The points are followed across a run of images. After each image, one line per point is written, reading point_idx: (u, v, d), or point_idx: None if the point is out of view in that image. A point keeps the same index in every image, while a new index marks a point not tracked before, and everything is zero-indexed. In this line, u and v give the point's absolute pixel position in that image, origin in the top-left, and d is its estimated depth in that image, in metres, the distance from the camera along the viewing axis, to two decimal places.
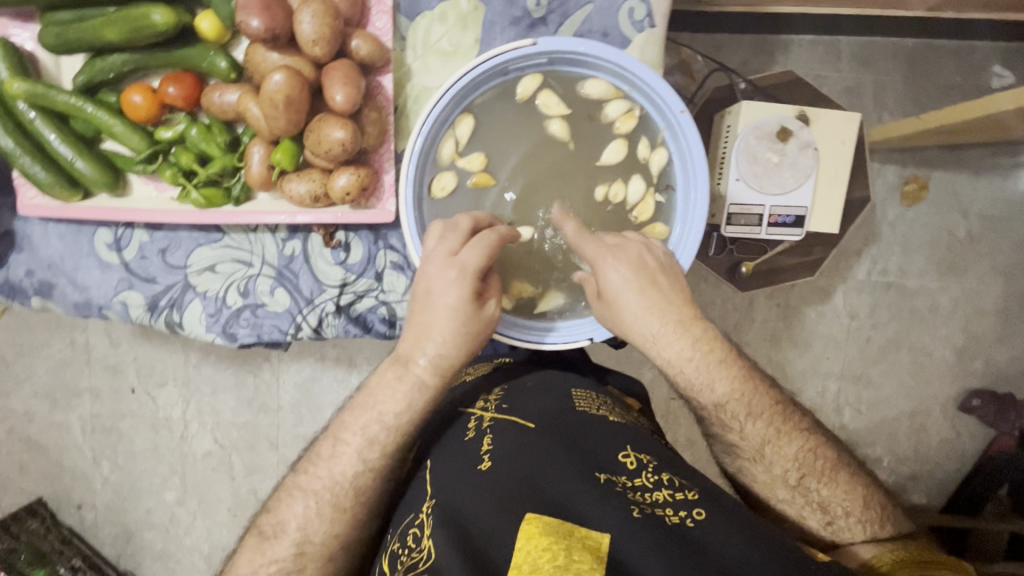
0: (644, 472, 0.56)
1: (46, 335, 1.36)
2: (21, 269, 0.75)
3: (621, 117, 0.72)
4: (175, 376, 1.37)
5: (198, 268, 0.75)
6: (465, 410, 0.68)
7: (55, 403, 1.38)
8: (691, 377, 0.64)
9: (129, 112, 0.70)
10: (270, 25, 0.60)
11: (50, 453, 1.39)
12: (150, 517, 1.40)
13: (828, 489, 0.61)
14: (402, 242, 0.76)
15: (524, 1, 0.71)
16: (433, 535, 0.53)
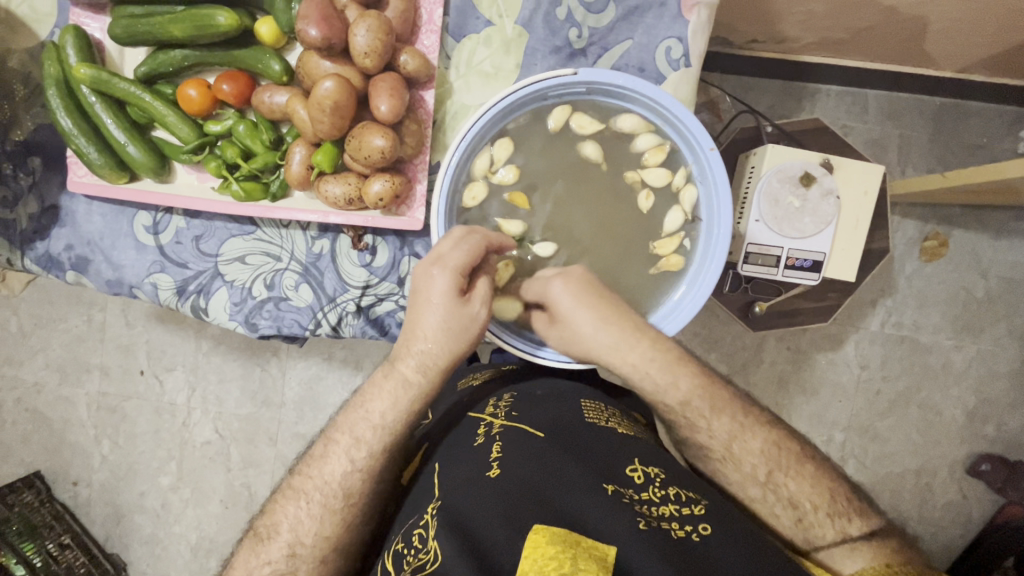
0: (652, 486, 0.57)
1: (65, 310, 1.39)
2: (61, 243, 0.78)
3: (651, 151, 0.74)
4: (184, 362, 1.40)
5: (228, 257, 0.78)
6: (474, 415, 0.69)
7: (64, 378, 1.40)
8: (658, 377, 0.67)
9: (182, 104, 0.73)
10: (326, 35, 0.64)
11: (53, 426, 1.41)
12: (142, 501, 1.41)
13: (791, 479, 0.63)
14: (427, 250, 0.78)
15: (566, 32, 0.73)
16: (439, 537, 0.53)
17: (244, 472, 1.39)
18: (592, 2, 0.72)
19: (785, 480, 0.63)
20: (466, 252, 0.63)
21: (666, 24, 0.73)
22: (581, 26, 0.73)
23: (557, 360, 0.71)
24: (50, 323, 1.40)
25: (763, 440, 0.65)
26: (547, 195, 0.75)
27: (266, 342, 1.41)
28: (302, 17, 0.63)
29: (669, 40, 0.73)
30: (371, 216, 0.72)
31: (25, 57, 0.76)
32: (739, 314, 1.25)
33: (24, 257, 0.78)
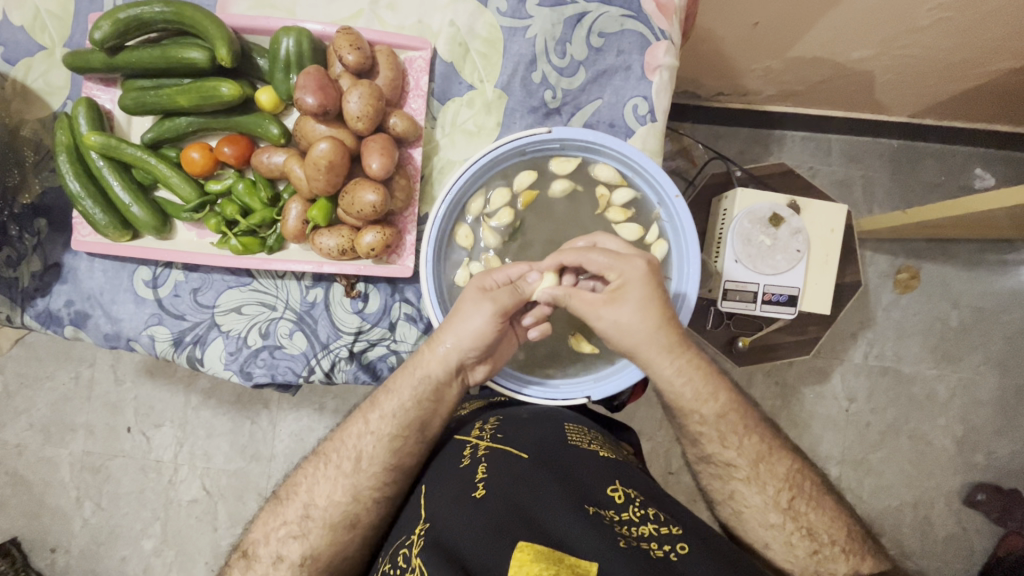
0: (631, 506, 0.59)
1: (51, 368, 1.39)
2: (62, 298, 0.81)
3: (620, 208, 0.79)
4: (173, 418, 1.39)
5: (225, 308, 0.80)
6: (461, 437, 0.71)
7: (48, 438, 1.38)
8: (698, 385, 0.69)
9: (186, 166, 0.78)
10: (320, 103, 0.69)
11: (33, 489, 1.37)
12: (124, 566, 1.37)
13: (814, 511, 0.66)
14: (417, 296, 0.81)
15: (542, 94, 0.80)
16: (422, 554, 0.56)
17: (232, 531, 1.36)
18: (564, 66, 0.80)
19: (804, 507, 0.66)
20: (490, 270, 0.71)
21: (632, 85, 0.80)
22: (555, 88, 0.80)
23: (546, 400, 0.75)
24: (36, 381, 1.40)
25: (789, 467, 0.69)
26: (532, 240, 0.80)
27: (257, 395, 1.41)
28: (299, 87, 0.69)
29: (635, 98, 0.80)
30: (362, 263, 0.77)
31: (37, 126, 0.81)
32: (724, 348, 1.29)
33: (24, 313, 0.81)
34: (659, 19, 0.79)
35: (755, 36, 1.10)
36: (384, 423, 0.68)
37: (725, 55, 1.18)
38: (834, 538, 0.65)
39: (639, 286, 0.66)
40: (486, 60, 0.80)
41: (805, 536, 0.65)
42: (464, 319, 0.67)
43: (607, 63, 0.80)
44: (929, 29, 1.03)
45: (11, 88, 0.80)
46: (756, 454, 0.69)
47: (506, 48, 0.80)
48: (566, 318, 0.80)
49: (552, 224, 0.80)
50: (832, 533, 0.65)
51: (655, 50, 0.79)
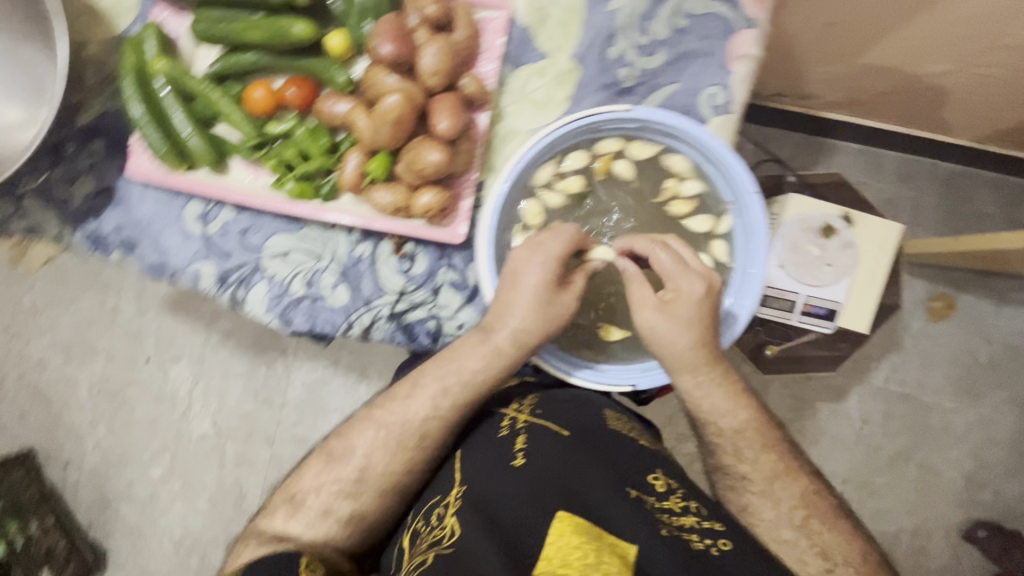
0: (671, 496, 0.61)
1: (79, 291, 1.42)
2: (112, 224, 0.81)
3: (686, 200, 0.71)
4: (191, 354, 1.41)
5: (272, 252, 0.80)
6: (501, 409, 0.73)
7: (70, 358, 1.42)
8: (717, 400, 0.70)
9: (248, 103, 0.76)
10: (397, 55, 0.67)
11: (52, 406, 1.42)
12: (131, 491, 1.41)
13: (827, 532, 0.66)
14: (464, 264, 0.79)
15: (618, 70, 0.77)
16: (459, 516, 0.61)
17: (238, 471, 1.39)
18: (644, 45, 0.77)
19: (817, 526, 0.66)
20: (563, 243, 0.67)
21: (711, 72, 0.77)
22: (632, 66, 0.77)
23: (591, 382, 0.73)
24: (64, 303, 1.43)
25: (805, 487, 0.69)
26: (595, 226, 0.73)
27: (275, 342, 1.42)
28: (376, 36, 0.68)
29: (713, 86, 0.77)
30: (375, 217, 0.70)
31: (100, 45, 0.79)
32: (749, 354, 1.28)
33: (73, 234, 0.81)
34: (749, 5, 0.76)
35: (831, 37, 1.06)
36: (444, 395, 0.69)
37: (794, 54, 1.14)
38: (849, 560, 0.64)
39: (691, 303, 0.66)
40: (564, 28, 0.77)
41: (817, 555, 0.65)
42: (540, 292, 0.66)
43: (689, 46, 0.77)
44: (1013, 50, 0.98)
45: (79, 3, 0.79)
46: (773, 470, 0.69)
47: (587, 19, 0.77)
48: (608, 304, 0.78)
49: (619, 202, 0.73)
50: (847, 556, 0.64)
51: (742, 39, 0.76)
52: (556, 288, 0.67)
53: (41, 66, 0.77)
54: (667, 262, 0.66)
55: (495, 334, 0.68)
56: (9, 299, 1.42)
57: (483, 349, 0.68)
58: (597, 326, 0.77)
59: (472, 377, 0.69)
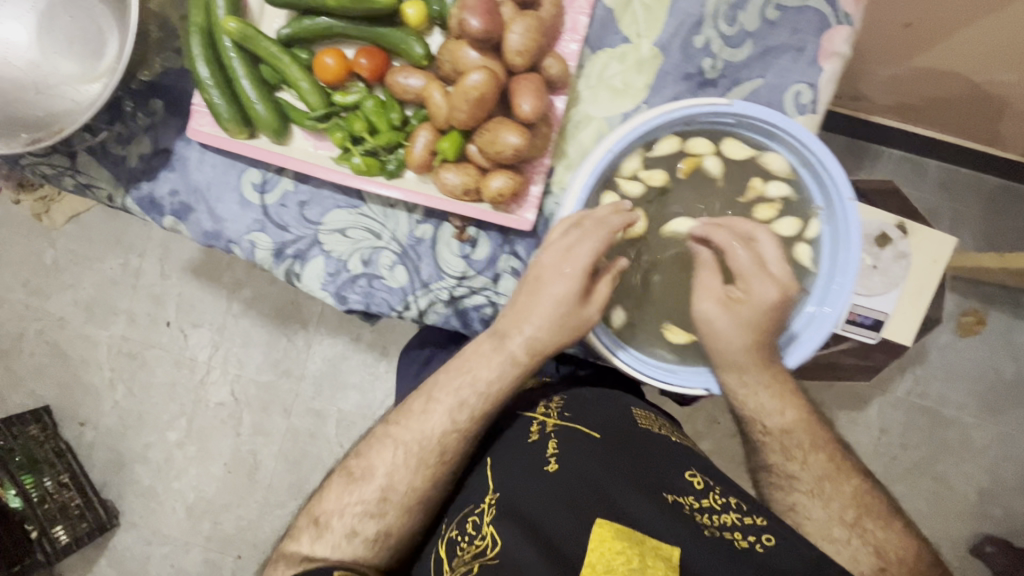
0: (711, 494, 0.61)
1: (104, 250, 1.41)
2: (167, 187, 0.79)
3: (770, 204, 0.67)
4: (213, 320, 1.41)
5: (330, 227, 0.78)
6: (526, 413, 0.73)
7: (91, 316, 1.42)
8: (763, 400, 0.65)
9: (317, 72, 0.74)
10: (484, 28, 0.63)
11: (71, 362, 1.42)
12: (146, 452, 1.41)
13: (882, 533, 0.62)
14: (527, 252, 0.77)
15: (701, 61, 0.74)
16: (495, 525, 0.61)
17: (253, 439, 1.39)
18: (731, 35, 0.74)
19: (872, 525, 0.63)
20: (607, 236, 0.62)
21: (799, 69, 0.74)
22: (716, 58, 0.74)
23: (661, 382, 0.65)
24: (88, 262, 1.42)
25: (855, 484, 0.65)
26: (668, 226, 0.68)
27: (296, 314, 1.41)
28: (464, 8, 0.63)
29: (800, 84, 0.74)
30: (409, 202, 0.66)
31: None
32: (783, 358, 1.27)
33: (127, 195, 0.79)
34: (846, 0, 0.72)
35: (901, 39, 1.02)
36: (467, 413, 0.66)
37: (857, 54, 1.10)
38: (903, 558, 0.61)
39: (756, 309, 0.63)
40: (649, 13, 0.74)
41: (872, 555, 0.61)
42: (559, 298, 0.63)
43: (778, 40, 0.74)
44: None
45: None
46: (822, 466, 0.65)
47: (673, 4, 0.74)
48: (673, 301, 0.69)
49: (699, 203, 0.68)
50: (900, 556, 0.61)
51: (835, 35, 0.73)
52: (583, 299, 0.64)
53: (104, 23, 0.78)
54: (745, 260, 0.63)
55: (510, 343, 0.66)
56: (32, 254, 1.42)
57: (498, 357, 0.66)
58: (657, 325, 0.69)
59: (488, 389, 0.66)
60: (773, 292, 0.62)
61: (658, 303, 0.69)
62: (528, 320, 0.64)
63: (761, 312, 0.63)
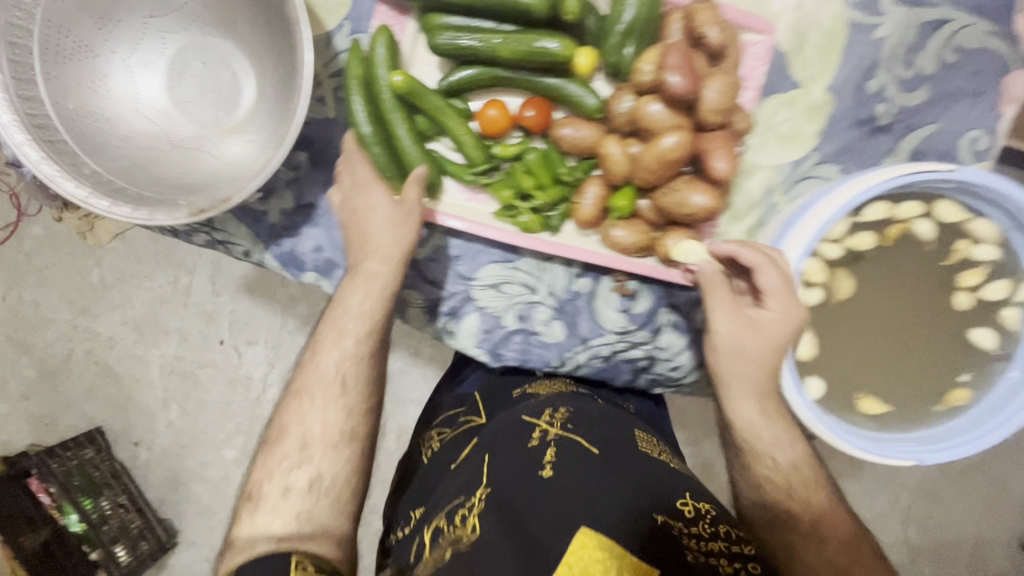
0: (702, 521, 0.56)
1: (152, 267, 1.31)
2: (310, 243, 0.75)
3: (975, 268, 0.62)
4: (267, 338, 1.31)
5: (483, 283, 0.75)
6: (528, 418, 0.69)
7: (140, 336, 1.32)
8: (779, 432, 0.63)
9: (478, 124, 0.70)
10: (686, 87, 0.59)
11: (122, 383, 1.33)
12: (204, 471, 1.32)
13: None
14: (689, 305, 0.75)
15: (874, 106, 0.71)
16: (483, 518, 0.58)
17: None
18: (907, 80, 0.71)
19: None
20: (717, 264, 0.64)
21: (976, 114, 0.71)
22: (890, 102, 0.71)
23: (868, 454, 0.60)
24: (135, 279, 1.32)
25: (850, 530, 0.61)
26: (866, 294, 0.63)
27: None
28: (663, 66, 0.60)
29: (976, 130, 0.71)
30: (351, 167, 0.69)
31: None
32: None
33: (265, 251, 0.75)
34: None
35: None
36: (353, 339, 0.69)
37: None
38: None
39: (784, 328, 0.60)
40: (823, 55, 0.71)
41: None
42: (384, 217, 0.68)
43: (955, 84, 0.71)
44: None
45: None
46: (844, 531, 0.60)
47: (848, 47, 0.71)
48: (866, 370, 0.65)
49: (896, 269, 0.63)
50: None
51: (1015, 81, 0.70)
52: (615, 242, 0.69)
53: (238, 67, 0.72)
54: (776, 280, 0.59)
55: (365, 264, 0.69)
56: (77, 272, 1.32)
57: (360, 286, 0.69)
58: (848, 394, 0.65)
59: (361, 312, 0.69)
60: (788, 327, 0.60)
61: (850, 369, 0.64)
62: (370, 241, 0.68)
63: (771, 343, 0.61)
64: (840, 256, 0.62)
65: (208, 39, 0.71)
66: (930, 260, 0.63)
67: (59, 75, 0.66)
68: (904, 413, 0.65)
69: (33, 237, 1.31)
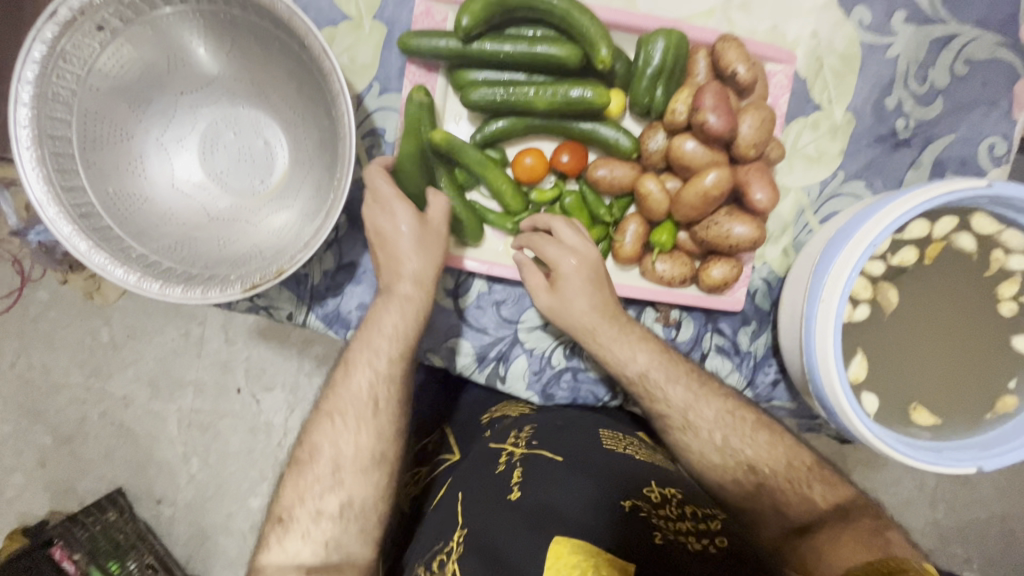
0: (670, 504, 0.58)
1: (162, 319, 1.16)
2: (354, 301, 0.75)
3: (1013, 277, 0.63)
4: (285, 382, 1.17)
5: (529, 325, 0.76)
6: (496, 445, 0.68)
7: (156, 392, 1.18)
8: (681, 391, 0.68)
9: (516, 172, 0.71)
10: (724, 126, 0.62)
11: (139, 443, 1.18)
12: (231, 524, 1.18)
13: (783, 490, 0.64)
14: (733, 328, 0.76)
15: (893, 121, 0.74)
16: (462, 561, 0.55)
17: None
18: (922, 94, 0.73)
19: (812, 493, 0.64)
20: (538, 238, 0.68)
21: (991, 122, 0.74)
22: (908, 117, 0.74)
23: (929, 463, 0.60)
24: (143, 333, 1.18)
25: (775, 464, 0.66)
26: (913, 306, 0.65)
27: None
28: (700, 106, 0.62)
29: (994, 136, 0.74)
30: (381, 191, 0.67)
31: None
32: None
33: (309, 313, 0.75)
34: None
35: None
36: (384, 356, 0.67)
37: None
38: (818, 514, 0.62)
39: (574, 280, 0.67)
40: (839, 78, 0.73)
41: (777, 515, 0.64)
42: (410, 239, 0.67)
43: (968, 95, 0.73)
44: None
45: None
46: (769, 455, 0.66)
47: (863, 68, 0.73)
48: (918, 382, 0.65)
49: (936, 283, 0.65)
50: (820, 518, 0.62)
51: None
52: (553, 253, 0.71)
53: (270, 134, 0.72)
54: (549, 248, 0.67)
55: (398, 287, 0.68)
56: (87, 333, 1.16)
57: (393, 304, 0.68)
58: (902, 404, 0.65)
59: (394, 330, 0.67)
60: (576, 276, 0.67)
61: (900, 382, 0.65)
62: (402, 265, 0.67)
63: (581, 304, 0.68)
64: (884, 272, 0.64)
65: (238, 110, 0.72)
66: (970, 270, 0.64)
67: (100, 163, 0.66)
68: (955, 421, 0.65)
69: (37, 301, 1.15)
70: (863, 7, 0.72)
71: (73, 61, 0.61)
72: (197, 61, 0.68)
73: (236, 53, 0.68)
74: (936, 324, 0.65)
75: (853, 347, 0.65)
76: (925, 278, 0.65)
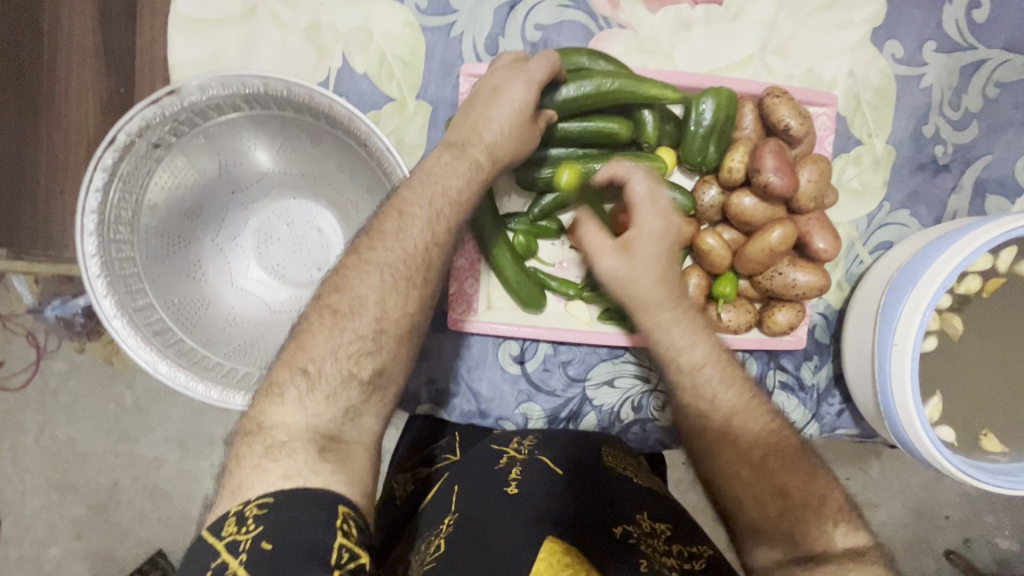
0: (659, 538, 0.56)
1: None
2: (422, 377, 0.75)
3: None
4: None
5: (596, 381, 0.77)
6: (496, 445, 0.66)
7: (187, 451, 1.04)
8: (727, 389, 0.59)
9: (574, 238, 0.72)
10: (786, 184, 0.63)
11: (175, 502, 1.05)
12: None
13: (809, 518, 0.52)
14: (795, 363, 0.77)
15: (932, 148, 0.75)
16: (449, 540, 0.54)
17: None
18: (957, 120, 0.75)
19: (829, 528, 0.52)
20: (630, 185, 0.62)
21: None
22: (946, 143, 0.75)
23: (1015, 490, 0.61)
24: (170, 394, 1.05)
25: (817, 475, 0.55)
26: (973, 337, 0.67)
27: None
28: (761, 166, 0.63)
29: None
30: (406, 199, 0.56)
31: None
32: None
33: None
34: None
35: None
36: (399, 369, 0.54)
37: None
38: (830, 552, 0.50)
39: (650, 243, 0.61)
40: (878, 112, 0.75)
41: (786, 542, 0.52)
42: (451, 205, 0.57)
43: (1002, 116, 0.75)
44: None
45: None
46: (802, 482, 0.54)
47: (899, 100, 0.75)
48: (986, 408, 0.67)
49: (1000, 309, 0.67)
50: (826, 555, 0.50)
51: None
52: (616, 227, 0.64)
53: (322, 221, 0.71)
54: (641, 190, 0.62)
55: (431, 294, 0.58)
56: (108, 401, 1.03)
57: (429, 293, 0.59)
58: (972, 430, 0.67)
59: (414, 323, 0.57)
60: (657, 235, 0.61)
61: (968, 410, 0.67)
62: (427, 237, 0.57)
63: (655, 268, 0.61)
64: (950, 303, 0.66)
65: (289, 202, 0.71)
66: None
67: (168, 278, 0.66)
68: None
69: (55, 373, 1.02)
70: (894, 41, 0.74)
71: (131, 183, 0.62)
72: (250, 162, 0.68)
73: (286, 149, 0.68)
74: (999, 348, 0.67)
75: (930, 388, 0.67)
76: (986, 305, 0.66)
